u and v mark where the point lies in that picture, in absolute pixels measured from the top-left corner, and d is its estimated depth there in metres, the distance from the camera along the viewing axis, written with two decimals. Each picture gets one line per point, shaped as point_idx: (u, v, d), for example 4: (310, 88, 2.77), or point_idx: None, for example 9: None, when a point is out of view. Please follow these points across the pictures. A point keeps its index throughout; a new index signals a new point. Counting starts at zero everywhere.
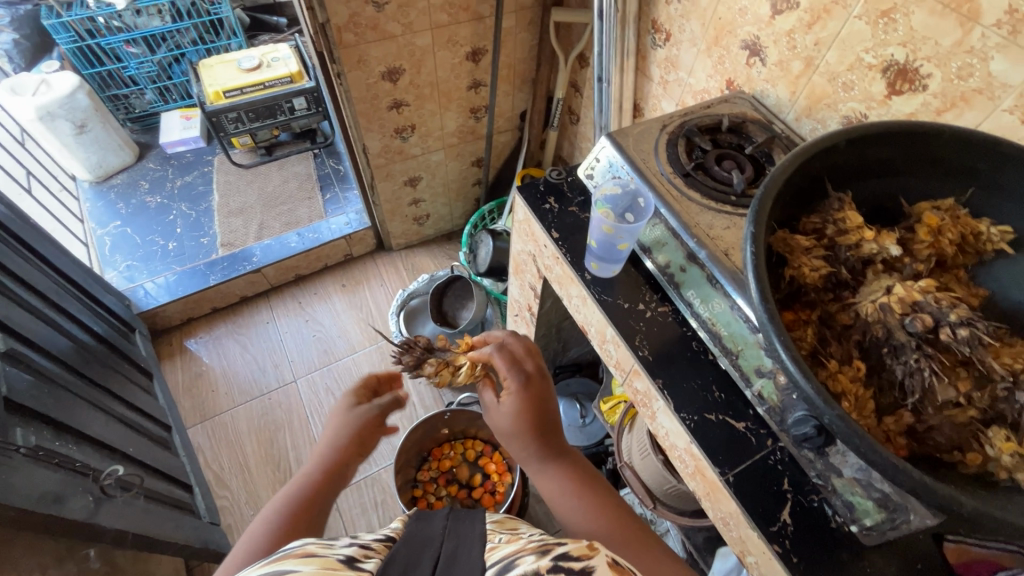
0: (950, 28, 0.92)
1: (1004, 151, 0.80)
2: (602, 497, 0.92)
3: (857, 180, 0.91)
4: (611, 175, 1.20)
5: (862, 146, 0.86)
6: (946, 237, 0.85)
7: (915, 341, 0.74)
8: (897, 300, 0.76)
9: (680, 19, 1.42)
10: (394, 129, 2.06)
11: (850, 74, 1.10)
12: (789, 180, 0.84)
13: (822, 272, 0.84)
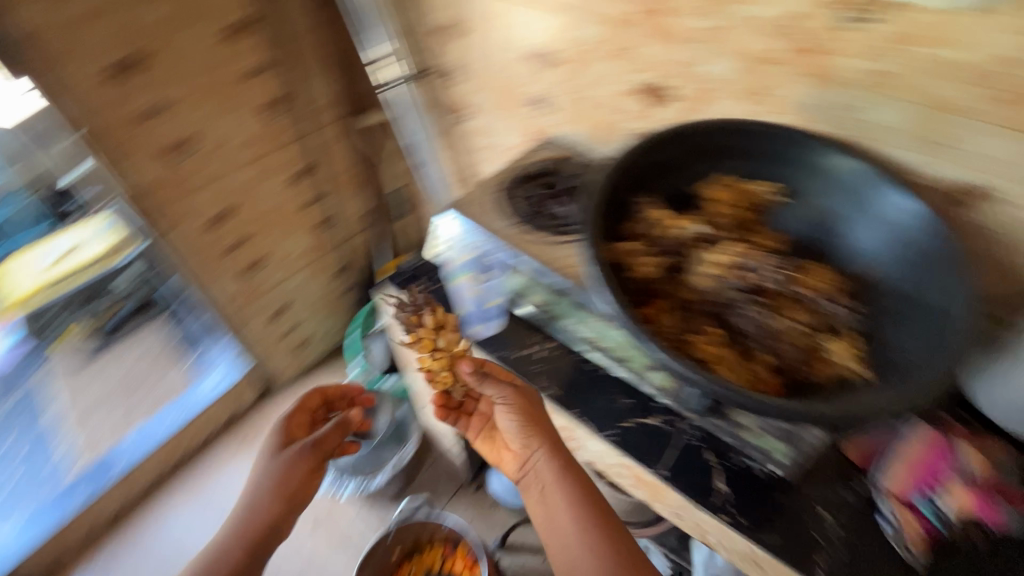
0: (660, 50, 1.18)
1: (749, 129, 1.02)
2: (593, 544, 0.95)
3: (652, 182, 1.05)
4: (463, 244, 1.28)
5: (653, 155, 1.03)
6: (733, 205, 1.05)
7: (745, 295, 0.95)
8: (723, 267, 0.98)
9: (470, 91, 1.66)
10: (244, 267, 2.01)
11: (614, 102, 1.34)
12: (608, 202, 0.99)
13: (654, 266, 0.99)
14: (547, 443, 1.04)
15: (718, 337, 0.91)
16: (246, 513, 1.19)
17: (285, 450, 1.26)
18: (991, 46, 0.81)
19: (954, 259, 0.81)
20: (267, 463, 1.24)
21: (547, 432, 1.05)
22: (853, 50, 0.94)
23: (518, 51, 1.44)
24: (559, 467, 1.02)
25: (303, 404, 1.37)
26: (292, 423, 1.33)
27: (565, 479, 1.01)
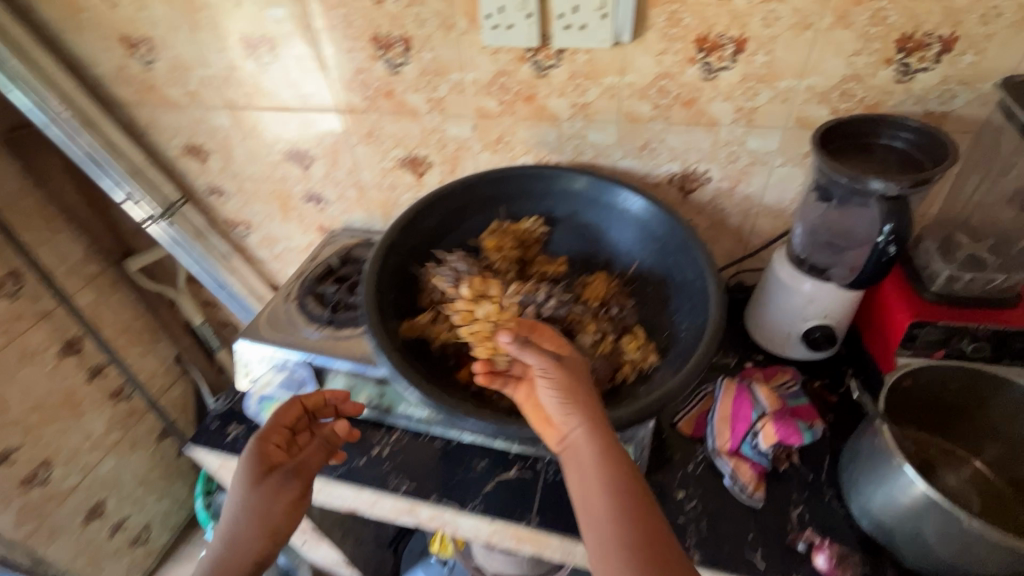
0: (421, 123, 1.13)
1: (528, 178, 1.06)
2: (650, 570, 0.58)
3: (434, 249, 1.02)
4: (275, 369, 1.09)
5: (409, 229, 0.98)
6: (512, 242, 1.02)
7: (604, 310, 0.94)
8: (610, 327, 0.92)
9: (247, 208, 1.44)
10: (19, 483, 1.48)
11: (392, 175, 1.24)
12: (381, 290, 0.89)
13: (511, 333, 0.88)
14: (590, 422, 0.67)
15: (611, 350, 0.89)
16: (234, 538, 0.80)
17: (267, 477, 0.83)
18: (798, 62, 0.87)
19: (686, 240, 0.94)
20: (240, 485, 0.82)
21: (593, 419, 0.67)
22: (699, 85, 0.93)
23: (349, 156, 1.23)
24: (603, 477, 0.64)
25: (274, 424, 0.89)
26: (267, 449, 0.87)
27: (613, 479, 0.63)
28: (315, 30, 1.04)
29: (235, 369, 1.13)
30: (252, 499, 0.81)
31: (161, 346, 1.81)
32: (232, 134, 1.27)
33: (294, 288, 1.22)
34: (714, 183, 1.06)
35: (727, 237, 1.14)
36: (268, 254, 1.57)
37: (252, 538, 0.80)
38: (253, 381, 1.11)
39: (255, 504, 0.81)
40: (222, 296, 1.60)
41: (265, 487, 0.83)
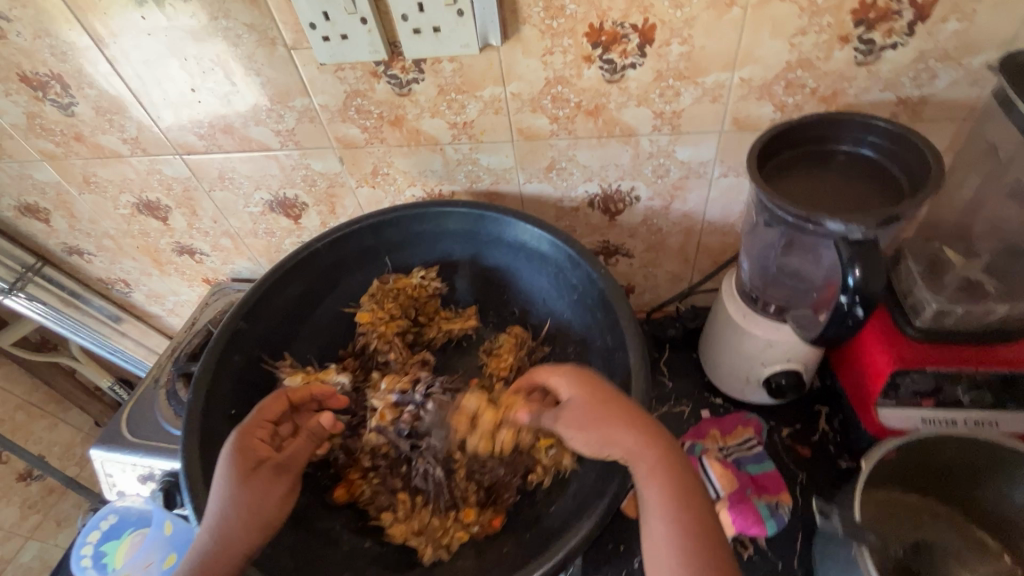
0: (277, 160, 0.90)
1: (412, 220, 0.84)
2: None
3: (299, 328, 0.82)
4: (142, 480, 0.92)
5: (257, 311, 0.77)
6: (396, 308, 0.82)
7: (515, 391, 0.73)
8: None
9: (116, 266, 1.22)
10: None
11: (264, 221, 1.02)
12: (210, 411, 0.69)
13: (385, 444, 0.70)
14: (644, 434, 0.55)
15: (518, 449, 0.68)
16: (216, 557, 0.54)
17: (263, 469, 0.61)
18: (725, 49, 0.65)
19: (608, 291, 0.73)
20: (223, 479, 0.58)
21: (645, 432, 0.56)
22: (604, 89, 0.71)
23: (207, 203, 1.01)
24: (665, 500, 0.52)
25: (266, 407, 0.65)
26: (251, 438, 0.62)
27: (670, 512, 0.51)
28: (111, 59, 0.79)
29: (98, 479, 0.94)
30: (240, 498, 0.58)
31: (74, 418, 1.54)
32: (66, 188, 1.03)
33: (165, 369, 1.02)
34: (643, 203, 0.85)
35: (670, 259, 0.94)
36: (161, 310, 1.35)
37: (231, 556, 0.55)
38: (122, 493, 0.93)
39: (247, 502, 0.58)
40: (116, 361, 1.40)
41: (262, 481, 0.60)
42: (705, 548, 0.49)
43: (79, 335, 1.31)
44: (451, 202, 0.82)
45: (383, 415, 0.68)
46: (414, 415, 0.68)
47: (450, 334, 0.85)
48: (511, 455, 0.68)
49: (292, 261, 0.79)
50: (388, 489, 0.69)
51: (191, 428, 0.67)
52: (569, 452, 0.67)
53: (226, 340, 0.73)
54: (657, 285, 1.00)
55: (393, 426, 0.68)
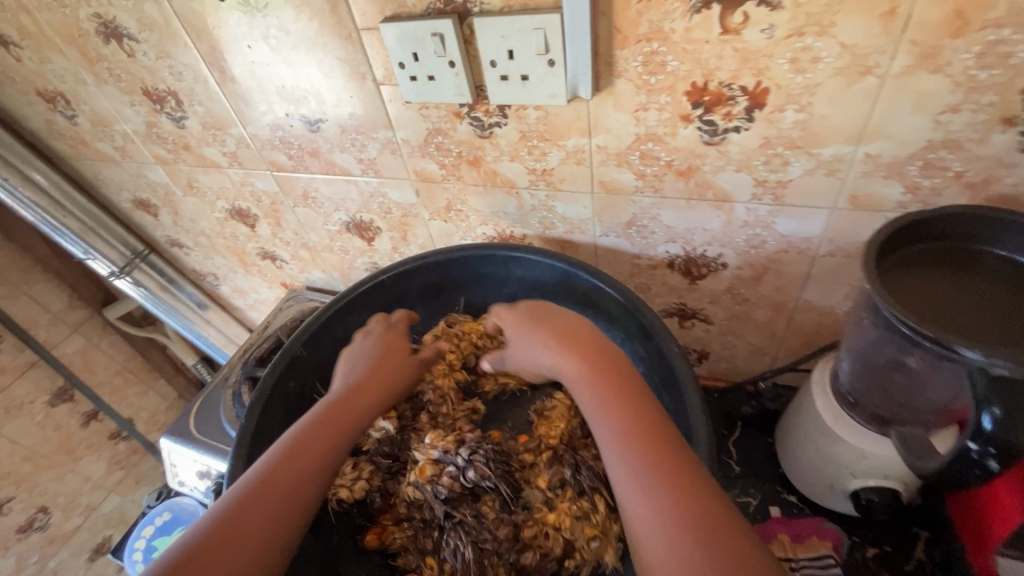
0: (358, 187, 0.91)
1: (480, 260, 0.82)
2: (655, 468, 0.49)
3: None
4: (199, 475, 0.97)
5: (319, 337, 0.78)
6: (451, 351, 0.80)
7: (562, 463, 0.68)
8: (564, 493, 0.66)
9: (208, 261, 1.30)
10: None
11: (340, 240, 1.05)
12: (260, 435, 0.70)
13: (421, 500, 0.68)
14: (577, 346, 0.67)
15: (557, 536, 0.63)
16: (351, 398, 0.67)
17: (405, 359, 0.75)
18: (851, 121, 0.56)
19: (682, 369, 0.66)
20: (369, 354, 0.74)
21: (582, 343, 0.67)
22: (699, 151, 0.64)
23: (291, 217, 1.04)
24: (595, 382, 0.61)
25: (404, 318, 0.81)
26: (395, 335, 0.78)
27: (596, 390, 0.60)
28: (220, 81, 0.84)
29: (163, 467, 1.00)
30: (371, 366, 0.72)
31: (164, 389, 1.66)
32: (173, 189, 1.11)
33: (235, 369, 1.07)
34: (731, 271, 0.77)
35: (754, 331, 0.85)
36: (243, 304, 1.43)
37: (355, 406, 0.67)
38: (182, 484, 0.99)
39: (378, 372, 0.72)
40: (200, 344, 1.51)
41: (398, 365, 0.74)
42: (631, 412, 0.55)
43: (171, 317, 1.41)
44: (520, 248, 0.79)
45: (423, 470, 0.67)
46: (453, 478, 0.66)
47: (504, 386, 0.80)
48: (549, 539, 0.64)
49: (359, 291, 0.80)
50: (417, 549, 0.66)
51: (239, 450, 0.67)
52: (610, 548, 0.63)
53: (286, 364, 0.75)
54: (735, 356, 0.91)
55: (431, 483, 0.66)
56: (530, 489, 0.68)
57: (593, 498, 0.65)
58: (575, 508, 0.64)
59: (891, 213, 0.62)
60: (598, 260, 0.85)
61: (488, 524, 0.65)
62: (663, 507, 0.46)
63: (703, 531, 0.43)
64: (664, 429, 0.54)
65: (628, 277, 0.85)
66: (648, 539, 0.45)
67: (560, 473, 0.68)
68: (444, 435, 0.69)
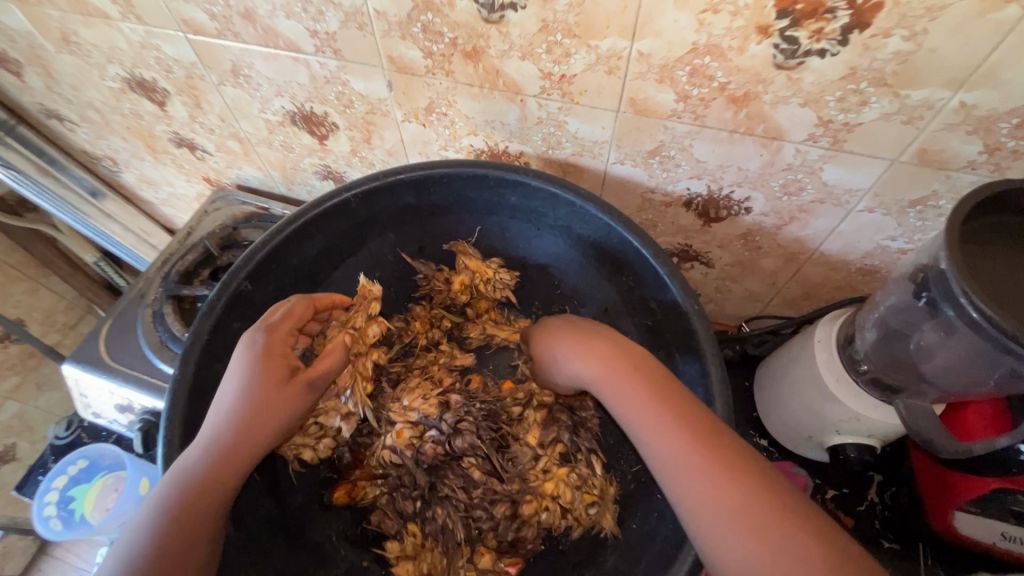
0: (308, 69, 0.70)
1: (471, 179, 0.66)
2: (757, 506, 0.41)
3: (315, 287, 0.70)
4: (117, 409, 0.83)
5: (268, 269, 0.63)
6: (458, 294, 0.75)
7: (558, 429, 0.64)
8: (556, 457, 0.63)
9: (101, 142, 1.03)
10: None
11: (278, 135, 0.85)
12: (199, 392, 0.57)
13: (398, 466, 0.62)
14: (615, 354, 0.54)
15: (554, 506, 0.60)
16: (227, 451, 0.46)
17: (296, 382, 0.52)
18: (960, 61, 0.46)
19: (702, 328, 0.58)
20: (243, 363, 0.50)
21: (622, 350, 0.55)
22: (766, 75, 0.52)
23: (216, 99, 0.82)
24: (645, 398, 0.49)
25: (294, 310, 0.58)
26: (279, 342, 0.54)
27: (651, 408, 0.48)
28: None
29: (71, 398, 0.85)
30: (260, 396, 0.49)
31: (60, 287, 1.37)
32: (41, 43, 0.82)
33: (153, 286, 0.89)
34: (753, 217, 0.69)
35: (754, 279, 0.80)
36: (154, 197, 1.17)
37: (236, 460, 0.46)
38: (97, 416, 0.85)
39: (263, 403, 0.49)
40: (101, 243, 1.23)
41: (292, 398, 0.51)
42: (698, 437, 0.45)
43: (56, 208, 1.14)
44: (517, 171, 0.63)
45: (401, 434, 0.61)
46: (435, 445, 0.61)
47: (490, 339, 0.75)
48: (546, 509, 0.60)
49: (316, 214, 0.63)
50: (396, 510, 0.62)
51: (174, 415, 0.54)
52: (608, 514, 0.59)
53: (229, 303, 0.60)
54: (727, 300, 0.87)
55: (410, 449, 0.61)
56: (519, 445, 0.63)
57: (587, 462, 0.63)
58: (574, 476, 0.61)
59: (955, 173, 0.55)
60: (604, 189, 0.73)
61: (474, 491, 0.61)
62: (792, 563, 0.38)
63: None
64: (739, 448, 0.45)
65: (634, 212, 0.75)
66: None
67: (558, 439, 0.64)
68: (424, 398, 0.63)
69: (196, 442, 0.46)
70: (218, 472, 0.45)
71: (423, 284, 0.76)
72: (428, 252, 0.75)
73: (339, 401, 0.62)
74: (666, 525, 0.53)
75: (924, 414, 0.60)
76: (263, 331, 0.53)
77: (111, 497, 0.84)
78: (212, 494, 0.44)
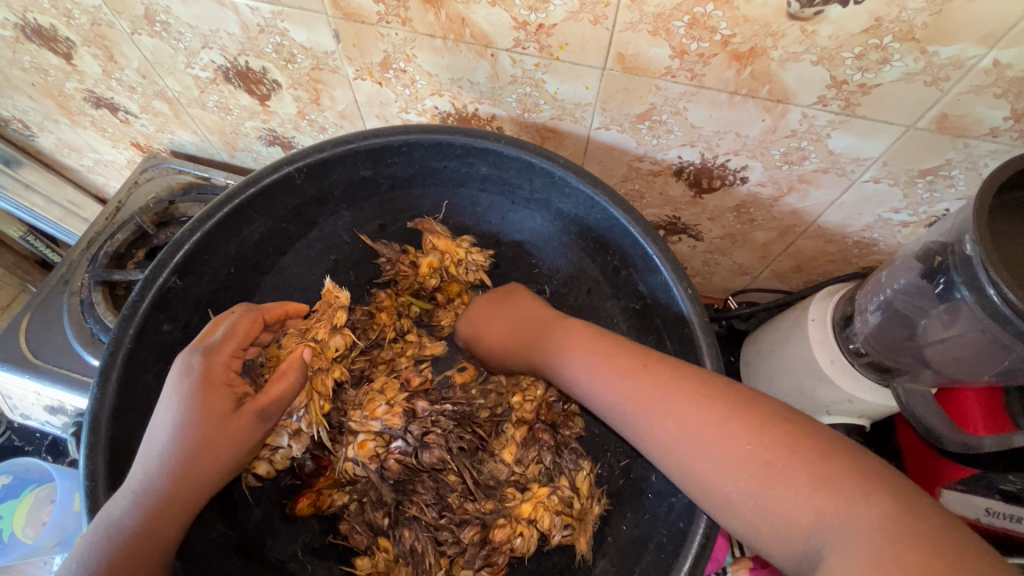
0: (235, 16, 0.59)
1: (431, 144, 0.56)
2: (743, 449, 0.38)
3: (260, 274, 0.62)
4: (48, 410, 0.75)
5: (199, 261, 0.55)
6: (428, 278, 0.68)
7: (541, 449, 0.59)
8: (531, 474, 0.58)
9: (7, 102, 0.88)
10: None
11: (210, 95, 0.74)
12: (126, 407, 0.50)
13: (364, 478, 0.57)
14: (582, 338, 0.49)
15: (530, 531, 0.55)
16: (164, 500, 0.41)
17: (244, 413, 0.46)
18: (1003, 12, 0.40)
19: (695, 313, 0.52)
20: (176, 396, 0.43)
21: (575, 331, 0.51)
22: (777, 27, 0.45)
23: (131, 51, 0.69)
24: (614, 371, 0.45)
25: (240, 328, 0.51)
26: (221, 368, 0.47)
27: (632, 380, 0.44)
28: None
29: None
30: (197, 436, 0.42)
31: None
32: None
33: (79, 270, 0.79)
34: (748, 187, 0.63)
35: (745, 253, 0.75)
36: (77, 164, 1.04)
37: (175, 508, 0.41)
38: (27, 419, 0.77)
39: (203, 442, 0.43)
40: (22, 218, 1.09)
41: (238, 431, 0.45)
42: (672, 385, 0.42)
43: None
44: (486, 137, 0.54)
45: (363, 446, 0.55)
46: (401, 458, 0.56)
47: None
48: (520, 534, 0.54)
49: (252, 194, 0.54)
50: (363, 521, 0.57)
51: (96, 436, 0.47)
52: (583, 537, 0.55)
53: (157, 302, 0.52)
54: (713, 273, 0.82)
55: (374, 462, 0.55)
56: (493, 463, 0.58)
57: (570, 481, 0.57)
58: (555, 499, 0.55)
59: (974, 140, 0.49)
60: (586, 156, 0.66)
61: (447, 506, 0.56)
62: (787, 500, 0.36)
63: (858, 507, 0.35)
64: (734, 394, 0.41)
65: (618, 181, 0.68)
66: (782, 546, 0.37)
67: (538, 459, 0.59)
68: (386, 405, 0.57)
69: (125, 489, 0.41)
70: (152, 525, 0.40)
71: (387, 268, 0.68)
72: (391, 231, 0.68)
73: (291, 420, 0.55)
74: (659, 530, 0.50)
75: (924, 399, 0.57)
76: (200, 354, 0.46)
77: (47, 510, 0.74)
78: (152, 547, 0.39)
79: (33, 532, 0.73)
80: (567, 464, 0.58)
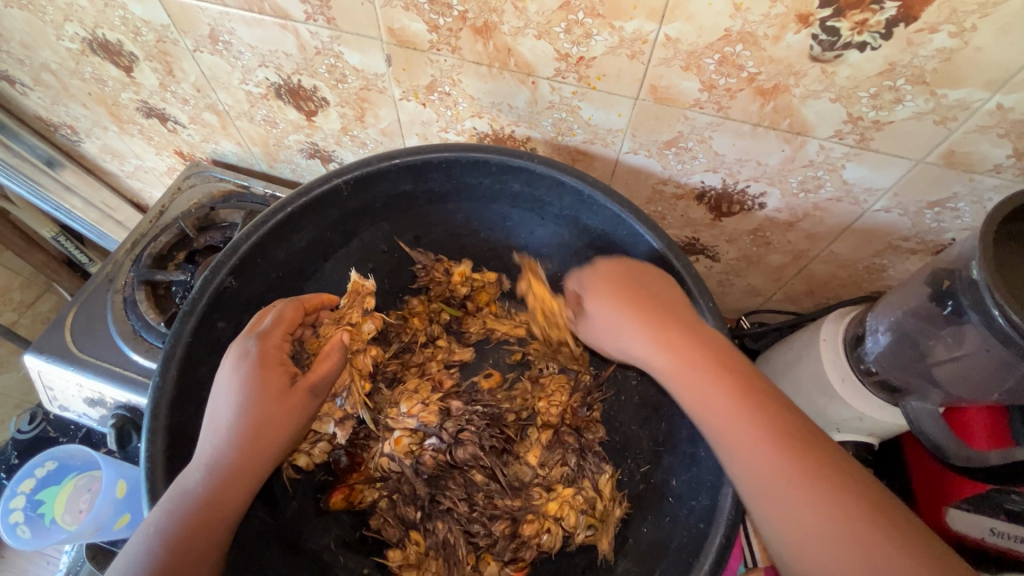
0: (295, 39, 0.64)
1: (471, 162, 0.60)
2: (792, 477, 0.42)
3: (304, 279, 0.66)
4: (87, 402, 0.77)
5: (252, 265, 0.59)
6: (460, 289, 0.71)
7: (568, 452, 0.62)
8: (558, 476, 0.61)
9: (61, 108, 0.93)
10: None
11: (259, 110, 0.79)
12: (183, 399, 0.53)
13: (397, 474, 0.60)
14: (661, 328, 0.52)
15: (557, 528, 0.57)
16: (232, 472, 0.44)
17: (298, 391, 0.50)
18: (1006, 61, 0.44)
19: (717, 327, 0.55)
20: (238, 378, 0.47)
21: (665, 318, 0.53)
22: (799, 67, 0.49)
23: (191, 66, 0.74)
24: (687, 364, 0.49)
25: (284, 315, 0.54)
26: (275, 349, 0.51)
27: (699, 380, 0.48)
28: None
29: (37, 391, 0.79)
30: (263, 413, 0.46)
31: (15, 263, 1.19)
32: None
33: (124, 270, 0.83)
34: (766, 212, 0.67)
35: (759, 275, 0.78)
36: (118, 170, 1.08)
37: (242, 482, 0.44)
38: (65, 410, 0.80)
39: (265, 419, 0.46)
40: (57, 218, 1.13)
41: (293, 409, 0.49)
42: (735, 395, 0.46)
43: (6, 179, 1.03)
44: (522, 157, 0.59)
45: (399, 442, 0.59)
46: (435, 454, 0.59)
47: (490, 333, 0.73)
48: (547, 530, 0.57)
49: (303, 203, 0.58)
50: (396, 516, 0.60)
51: (156, 424, 0.50)
52: (606, 537, 0.58)
53: (213, 300, 0.56)
54: (728, 293, 0.85)
55: (409, 458, 0.59)
56: (519, 465, 0.61)
57: (593, 483, 0.60)
58: (579, 499, 0.58)
59: (979, 175, 0.53)
60: (613, 177, 0.70)
61: (477, 502, 0.59)
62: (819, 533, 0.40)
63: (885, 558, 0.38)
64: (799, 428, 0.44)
65: (642, 202, 0.73)
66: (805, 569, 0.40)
67: (563, 462, 0.62)
68: (422, 404, 0.60)
69: (196, 462, 0.44)
70: (222, 496, 0.43)
71: (422, 275, 0.71)
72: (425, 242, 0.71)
73: (335, 404, 0.59)
74: (680, 532, 0.53)
75: (930, 416, 0.59)
76: (256, 339, 0.51)
77: (85, 498, 0.77)
78: (220, 515, 0.42)
79: (72, 519, 0.75)
80: (593, 468, 0.61)
